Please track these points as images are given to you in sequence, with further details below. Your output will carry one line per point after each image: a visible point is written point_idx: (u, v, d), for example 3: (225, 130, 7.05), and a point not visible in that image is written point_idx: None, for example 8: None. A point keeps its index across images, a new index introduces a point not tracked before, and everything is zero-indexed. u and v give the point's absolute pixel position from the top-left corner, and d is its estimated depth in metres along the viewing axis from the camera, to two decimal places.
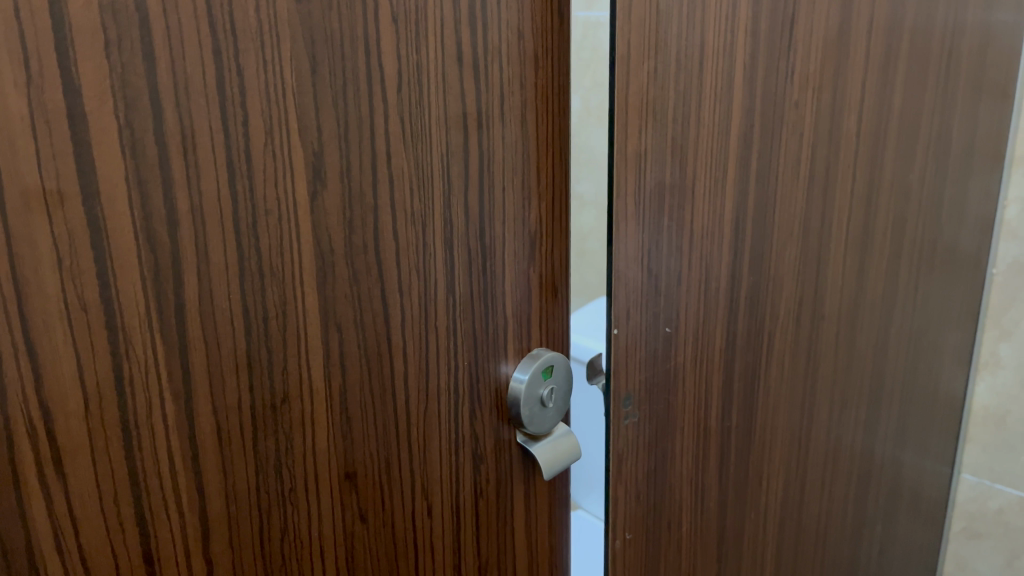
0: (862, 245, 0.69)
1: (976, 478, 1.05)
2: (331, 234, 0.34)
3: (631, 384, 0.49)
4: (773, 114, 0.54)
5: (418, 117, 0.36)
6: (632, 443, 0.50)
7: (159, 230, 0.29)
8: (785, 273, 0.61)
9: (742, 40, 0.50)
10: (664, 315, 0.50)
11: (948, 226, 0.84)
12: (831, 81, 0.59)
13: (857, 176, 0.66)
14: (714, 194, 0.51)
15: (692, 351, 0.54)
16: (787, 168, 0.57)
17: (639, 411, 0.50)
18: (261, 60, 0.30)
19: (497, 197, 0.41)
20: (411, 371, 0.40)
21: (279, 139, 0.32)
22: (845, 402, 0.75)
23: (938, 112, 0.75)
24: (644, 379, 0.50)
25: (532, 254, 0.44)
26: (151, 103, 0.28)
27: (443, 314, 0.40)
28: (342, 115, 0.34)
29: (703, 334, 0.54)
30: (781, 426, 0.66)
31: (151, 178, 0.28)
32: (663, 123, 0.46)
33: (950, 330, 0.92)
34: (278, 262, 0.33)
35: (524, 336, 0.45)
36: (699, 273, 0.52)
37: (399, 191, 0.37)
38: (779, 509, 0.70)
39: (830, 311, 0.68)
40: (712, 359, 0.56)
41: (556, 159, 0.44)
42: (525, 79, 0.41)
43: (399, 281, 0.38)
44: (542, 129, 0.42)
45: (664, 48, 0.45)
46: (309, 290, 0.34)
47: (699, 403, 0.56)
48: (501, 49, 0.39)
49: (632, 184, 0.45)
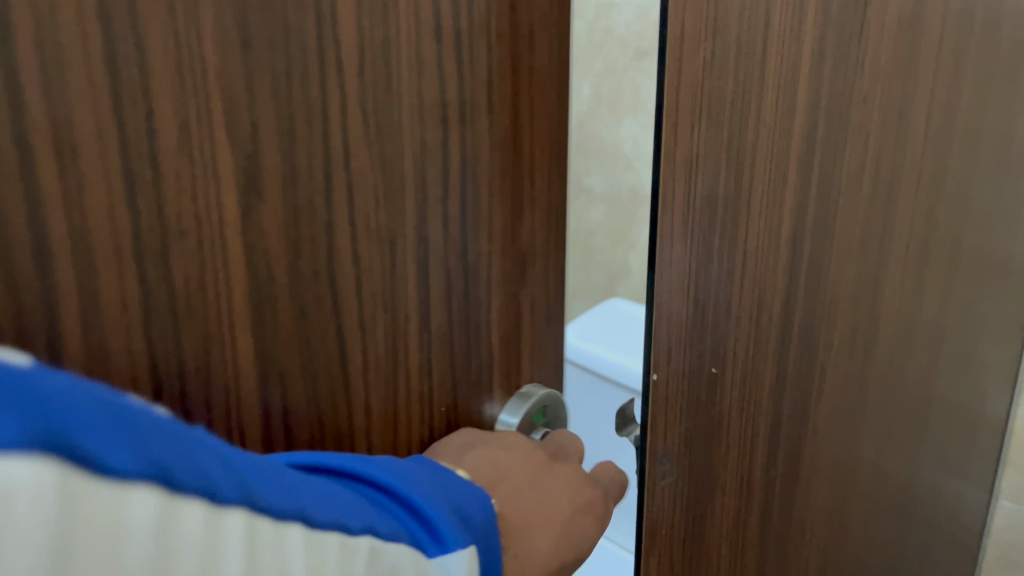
0: (920, 260, 0.61)
1: (1015, 505, 0.97)
2: (269, 261, 0.26)
3: (670, 439, 0.40)
4: (839, 112, 0.46)
5: (387, 109, 0.28)
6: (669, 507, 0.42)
7: (20, 272, 0.20)
8: (841, 296, 0.52)
9: (812, 21, 0.41)
10: (710, 353, 0.42)
11: (1004, 235, 0.75)
12: (901, 73, 0.50)
13: (921, 181, 0.57)
14: (770, 206, 0.42)
15: (740, 392, 0.45)
16: (851, 176, 0.48)
17: (678, 469, 0.42)
18: (171, 31, 0.22)
19: (479, 204, 0.34)
20: (376, 425, 0.32)
21: (196, 139, 0.23)
22: (892, 433, 0.66)
23: (1005, 109, 0.66)
24: (685, 431, 0.41)
25: (519, 270, 0.37)
26: (7, 91, 0.19)
27: (416, 352, 0.33)
28: (285, 106, 0.25)
29: (751, 374, 0.45)
30: (826, 467, 0.58)
31: (6, 198, 0.19)
32: (719, 121, 0.37)
33: (999, 347, 0.84)
34: (198, 306, 0.25)
35: (508, 368, 0.38)
36: (751, 301, 0.44)
37: (361, 203, 0.28)
38: (819, 558, 0.61)
39: (883, 335, 0.59)
40: (759, 404, 0.47)
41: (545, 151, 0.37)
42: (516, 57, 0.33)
43: (359, 316, 0.30)
44: (527, 118, 0.35)
45: (723, 29, 0.36)
46: (241, 336, 0.26)
47: (744, 451, 0.47)
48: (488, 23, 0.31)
49: (678, 197, 0.36)
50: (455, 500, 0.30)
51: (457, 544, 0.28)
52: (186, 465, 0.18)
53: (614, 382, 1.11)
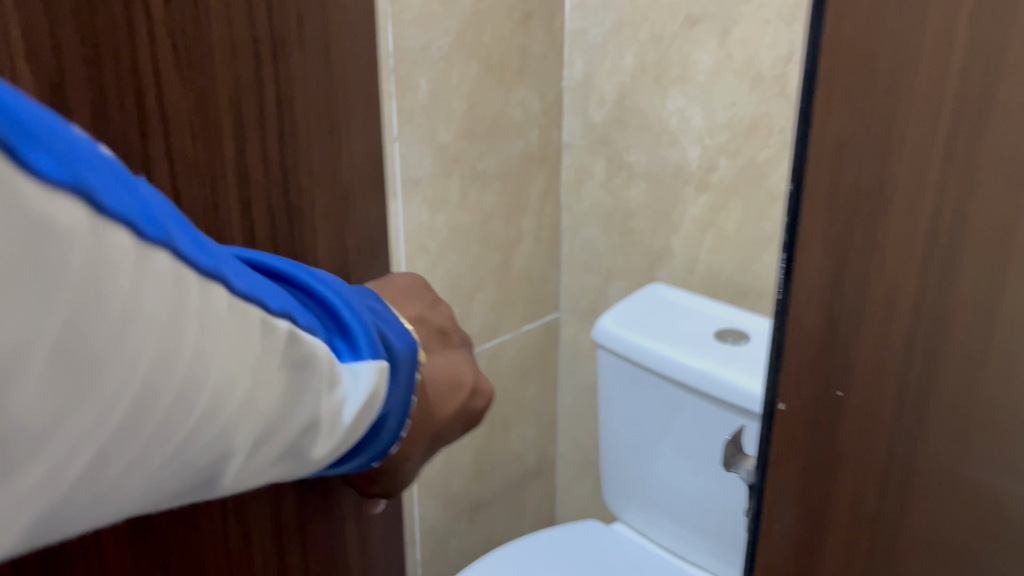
0: None
1: None
2: None
3: (784, 441, 0.48)
4: None
5: None
6: (774, 496, 0.50)
7: None
8: None
9: None
10: (836, 373, 0.44)
11: None
12: None
13: None
14: (913, 192, 0.37)
15: (865, 416, 0.44)
16: None
17: (794, 474, 0.48)
18: None
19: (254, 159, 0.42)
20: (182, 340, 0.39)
21: None
22: None
23: None
24: (803, 434, 0.47)
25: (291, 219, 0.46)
26: None
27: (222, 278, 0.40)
28: None
29: (876, 409, 0.43)
30: None
31: None
32: None
33: None
34: None
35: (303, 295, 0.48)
36: (886, 298, 0.41)
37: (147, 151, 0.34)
38: None
39: None
40: (879, 462, 0.45)
41: (317, 117, 0.47)
42: (240, 46, 0.42)
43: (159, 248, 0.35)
44: (295, 91, 0.45)
45: None
46: None
47: (868, 476, 0.45)
48: (184, 23, 0.39)
49: None
50: (378, 327, 0.41)
51: (369, 354, 0.37)
52: (120, 195, 0.20)
53: (683, 388, 1.03)
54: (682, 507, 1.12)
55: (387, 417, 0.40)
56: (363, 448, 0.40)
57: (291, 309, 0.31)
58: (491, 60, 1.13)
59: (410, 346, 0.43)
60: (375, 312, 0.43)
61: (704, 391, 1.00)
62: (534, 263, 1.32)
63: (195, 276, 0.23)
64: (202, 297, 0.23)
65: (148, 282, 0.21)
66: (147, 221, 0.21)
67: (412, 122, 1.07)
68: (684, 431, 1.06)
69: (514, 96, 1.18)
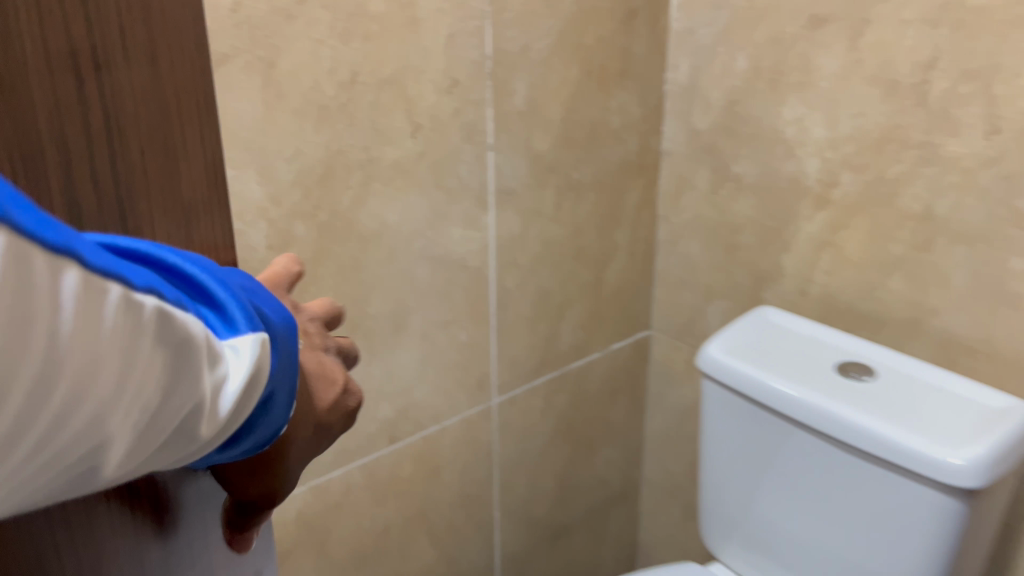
0: None
1: None
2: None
3: None
4: None
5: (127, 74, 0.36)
6: None
7: None
8: None
9: None
10: None
11: None
12: None
13: None
14: None
15: None
16: None
17: None
18: None
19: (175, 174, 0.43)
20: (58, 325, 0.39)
21: None
22: None
23: None
24: None
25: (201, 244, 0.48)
26: None
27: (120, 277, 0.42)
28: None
29: None
30: None
31: None
32: None
33: None
34: None
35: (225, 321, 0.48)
36: None
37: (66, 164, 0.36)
38: None
39: None
40: None
41: (205, 112, 0.44)
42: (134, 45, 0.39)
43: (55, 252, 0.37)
44: (188, 82, 0.42)
45: None
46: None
47: None
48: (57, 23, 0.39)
49: None
50: (254, 303, 0.40)
51: (246, 327, 0.37)
52: None
53: (805, 427, 0.94)
54: (772, 539, 1.04)
55: (279, 393, 0.39)
56: (250, 431, 0.39)
57: (158, 285, 0.31)
58: (591, 64, 1.05)
59: (287, 320, 0.42)
60: (253, 286, 0.42)
61: (825, 430, 0.91)
62: (627, 279, 1.23)
63: (89, 279, 0.28)
64: (94, 300, 0.28)
65: (42, 286, 0.26)
66: (44, 228, 0.26)
67: (508, 130, 1.00)
68: (791, 466, 0.98)
69: (614, 101, 1.10)
